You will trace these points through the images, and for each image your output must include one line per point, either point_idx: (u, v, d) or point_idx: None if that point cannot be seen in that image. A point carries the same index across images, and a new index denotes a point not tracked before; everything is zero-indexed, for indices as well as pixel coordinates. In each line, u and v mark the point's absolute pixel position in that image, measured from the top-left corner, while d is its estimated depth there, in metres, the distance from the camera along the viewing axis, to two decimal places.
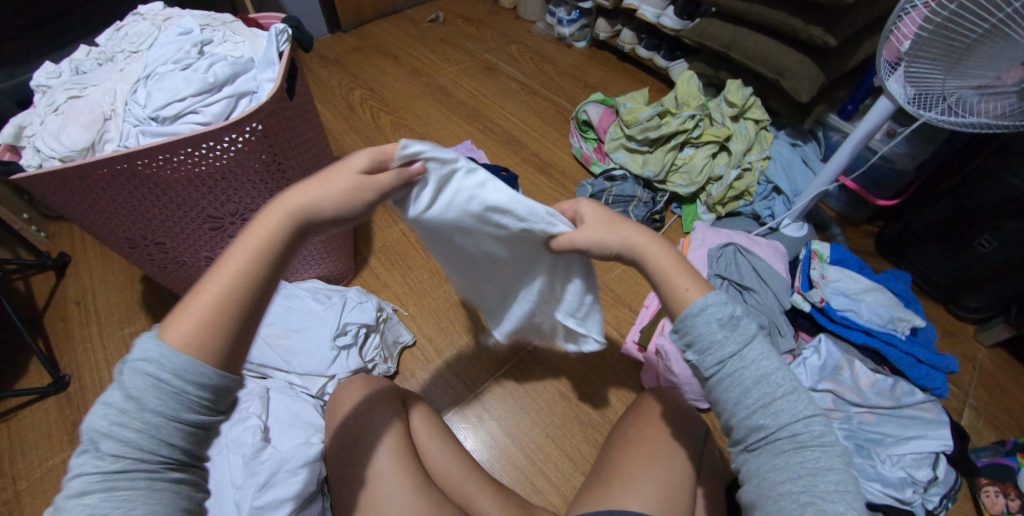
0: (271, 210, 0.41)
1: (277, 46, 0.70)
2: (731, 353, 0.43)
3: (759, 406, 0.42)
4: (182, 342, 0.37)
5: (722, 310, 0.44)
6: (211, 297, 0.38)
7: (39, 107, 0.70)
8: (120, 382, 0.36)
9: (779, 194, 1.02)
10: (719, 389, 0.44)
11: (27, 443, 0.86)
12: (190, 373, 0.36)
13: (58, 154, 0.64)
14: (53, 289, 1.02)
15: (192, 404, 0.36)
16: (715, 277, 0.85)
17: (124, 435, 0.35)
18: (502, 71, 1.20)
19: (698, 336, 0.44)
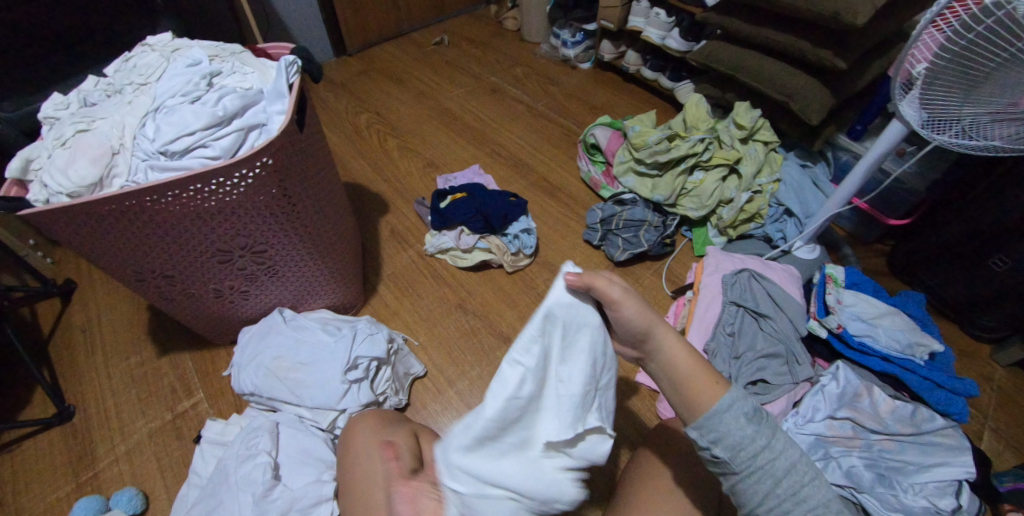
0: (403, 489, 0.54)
1: (287, 78, 0.68)
2: (762, 446, 0.46)
3: (788, 494, 0.45)
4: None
5: (748, 405, 0.48)
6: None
7: (47, 141, 0.69)
8: None
9: (791, 216, 1.01)
10: (747, 483, 0.46)
11: (32, 477, 0.85)
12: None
13: (65, 190, 0.63)
14: (59, 317, 1.01)
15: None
16: (730, 304, 0.85)
17: None
18: (508, 93, 1.19)
19: (727, 432, 0.47)
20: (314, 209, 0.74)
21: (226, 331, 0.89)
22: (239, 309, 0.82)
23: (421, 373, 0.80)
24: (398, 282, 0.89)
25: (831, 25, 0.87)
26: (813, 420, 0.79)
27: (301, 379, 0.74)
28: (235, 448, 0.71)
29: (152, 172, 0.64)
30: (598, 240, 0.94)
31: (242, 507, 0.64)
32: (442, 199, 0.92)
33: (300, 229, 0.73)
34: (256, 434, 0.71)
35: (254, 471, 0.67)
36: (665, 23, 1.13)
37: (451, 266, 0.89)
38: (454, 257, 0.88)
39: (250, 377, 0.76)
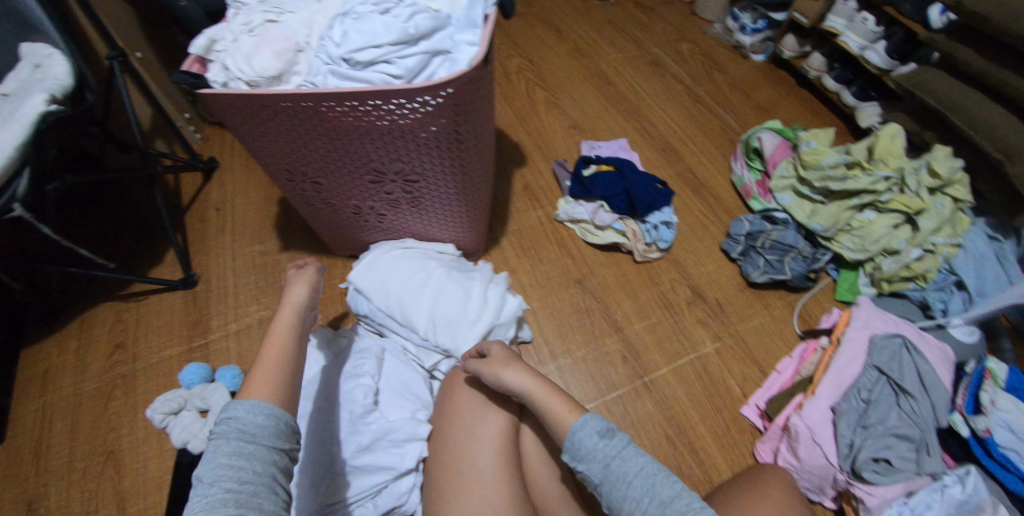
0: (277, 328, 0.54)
1: (484, 8, 0.63)
2: (614, 456, 0.45)
3: (644, 496, 0.42)
4: (261, 391, 0.46)
5: (600, 423, 0.48)
6: (271, 367, 0.49)
7: (233, 23, 0.68)
8: (223, 425, 0.42)
9: (961, 289, 0.88)
10: (608, 494, 0.44)
11: (158, 327, 0.96)
12: (258, 406, 0.43)
13: (247, 77, 0.63)
14: (199, 189, 1.08)
15: (268, 430, 0.42)
16: (871, 367, 0.76)
17: (236, 463, 0.39)
18: (669, 70, 1.10)
19: (584, 449, 0.47)
20: (474, 159, 0.69)
21: (346, 245, 0.90)
22: (368, 229, 0.83)
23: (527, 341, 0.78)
24: (521, 240, 0.86)
25: None
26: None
27: (420, 306, 0.72)
28: (339, 362, 0.72)
29: (334, 79, 0.62)
30: (736, 253, 0.87)
31: (335, 421, 0.64)
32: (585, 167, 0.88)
33: (455, 168, 0.69)
34: (362, 356, 0.71)
35: (355, 390, 0.66)
36: (871, 32, 1.00)
37: (577, 238, 0.87)
38: (585, 231, 0.85)
39: (368, 286, 0.76)
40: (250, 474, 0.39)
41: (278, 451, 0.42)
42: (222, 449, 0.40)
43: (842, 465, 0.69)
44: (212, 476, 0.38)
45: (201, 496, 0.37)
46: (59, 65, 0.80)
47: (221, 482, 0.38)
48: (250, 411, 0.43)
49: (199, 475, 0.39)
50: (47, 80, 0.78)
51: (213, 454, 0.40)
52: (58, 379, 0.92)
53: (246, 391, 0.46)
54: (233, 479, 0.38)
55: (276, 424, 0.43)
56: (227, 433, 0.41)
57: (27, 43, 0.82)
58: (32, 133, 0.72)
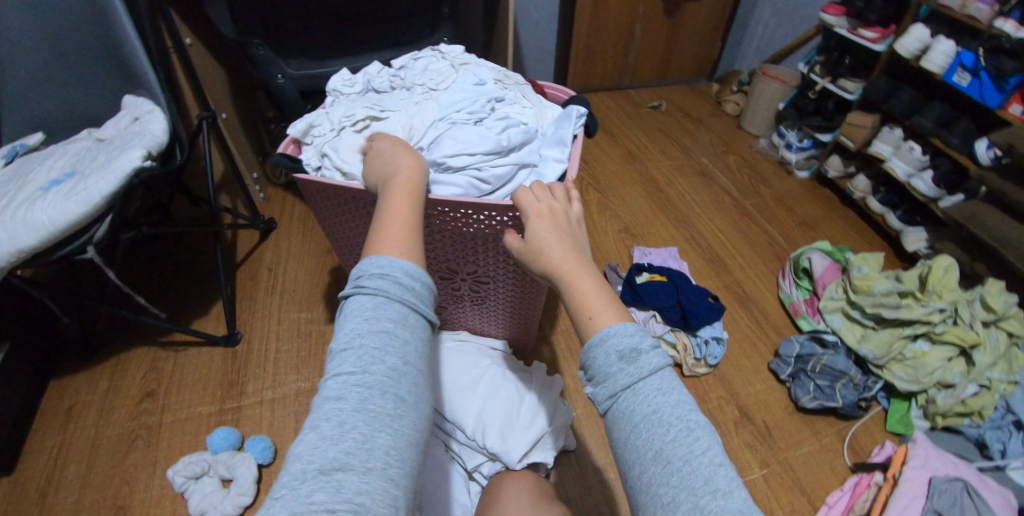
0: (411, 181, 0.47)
1: (572, 129, 0.67)
2: (625, 387, 0.37)
3: (649, 447, 0.35)
4: (398, 253, 0.39)
5: (626, 340, 0.37)
6: (403, 224, 0.42)
7: (331, 113, 0.73)
8: (372, 282, 0.37)
9: (1021, 431, 0.84)
10: (612, 428, 0.38)
11: (193, 382, 0.95)
12: (413, 271, 0.39)
13: (343, 169, 0.66)
14: (253, 248, 1.11)
15: (423, 297, 0.39)
16: (931, 512, 0.70)
17: (393, 335, 0.36)
18: (717, 180, 1.14)
19: (597, 367, 0.38)
20: None
21: None
22: None
23: (572, 449, 0.77)
24: (569, 343, 0.89)
25: None
26: None
27: (470, 403, 0.72)
28: None
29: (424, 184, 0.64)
30: (786, 375, 0.86)
31: None
32: (637, 274, 0.89)
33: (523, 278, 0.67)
34: None
35: None
36: (919, 161, 1.04)
37: None
38: None
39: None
40: (410, 351, 0.36)
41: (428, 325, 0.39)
42: (381, 315, 0.36)
43: None
44: (364, 342, 0.35)
45: (358, 366, 0.34)
46: (157, 121, 0.85)
47: (378, 355, 0.35)
48: (409, 277, 0.38)
49: (349, 341, 0.36)
50: (145, 135, 0.83)
51: (366, 318, 0.36)
52: (83, 418, 0.91)
53: (380, 245, 0.40)
54: (394, 355, 0.35)
55: (427, 289, 0.40)
56: (388, 294, 0.37)
57: (131, 96, 0.90)
58: (122, 186, 0.76)
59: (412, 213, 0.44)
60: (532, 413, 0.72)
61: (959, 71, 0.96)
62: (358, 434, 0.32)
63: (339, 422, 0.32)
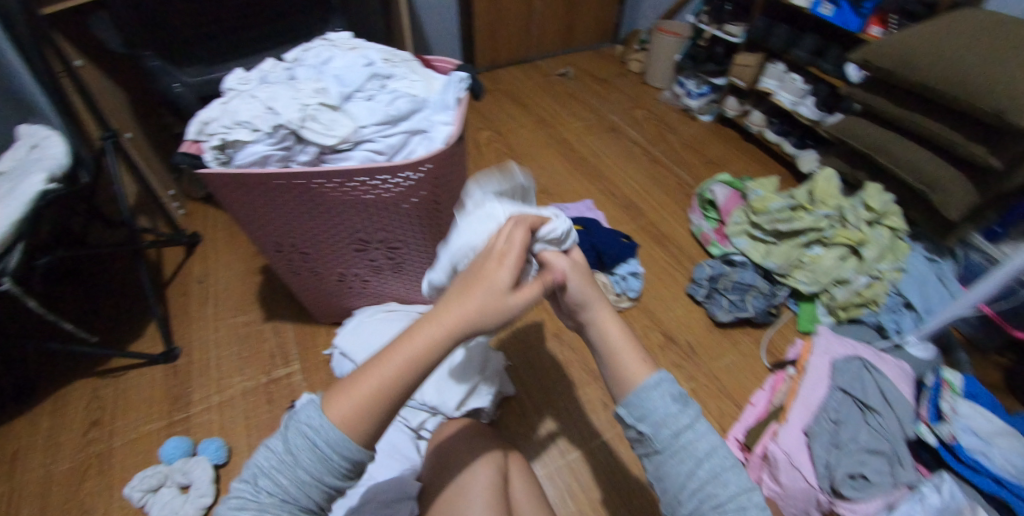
0: (422, 326, 0.40)
1: (456, 92, 0.72)
2: (685, 425, 0.41)
3: (710, 477, 0.38)
4: (339, 423, 0.38)
5: (675, 385, 0.43)
6: (370, 389, 0.39)
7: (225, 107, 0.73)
8: (292, 424, 0.39)
9: (909, 309, 0.95)
10: (666, 464, 0.40)
11: (136, 404, 0.95)
12: (338, 446, 0.37)
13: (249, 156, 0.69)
14: (180, 264, 1.11)
15: (337, 469, 0.38)
16: (836, 389, 0.80)
17: (282, 479, 0.37)
18: (626, 134, 1.21)
19: (651, 409, 0.42)
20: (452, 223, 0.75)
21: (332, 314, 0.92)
22: (353, 296, 0.86)
23: (512, 393, 0.85)
24: None
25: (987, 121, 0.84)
26: None
27: None
28: None
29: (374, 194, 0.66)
30: (701, 296, 0.93)
31: None
32: None
33: (433, 234, 0.74)
34: None
35: None
36: (800, 89, 1.14)
37: None
38: None
39: (355, 348, 0.79)
40: (297, 500, 0.38)
41: (331, 486, 0.39)
42: (282, 465, 0.38)
43: (822, 485, 0.72)
44: (267, 485, 0.38)
45: (249, 497, 0.38)
46: (57, 145, 0.84)
47: (272, 499, 0.37)
48: (323, 445, 0.37)
49: (253, 469, 0.39)
50: (44, 160, 0.81)
51: (277, 461, 0.38)
52: (23, 460, 0.89)
53: (334, 400, 0.39)
54: (278, 498, 0.37)
55: (348, 463, 0.38)
56: (299, 454, 0.38)
57: (23, 124, 0.87)
58: (29, 210, 0.75)
59: (399, 379, 0.39)
60: (463, 366, 0.76)
61: (823, 3, 1.06)
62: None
63: None
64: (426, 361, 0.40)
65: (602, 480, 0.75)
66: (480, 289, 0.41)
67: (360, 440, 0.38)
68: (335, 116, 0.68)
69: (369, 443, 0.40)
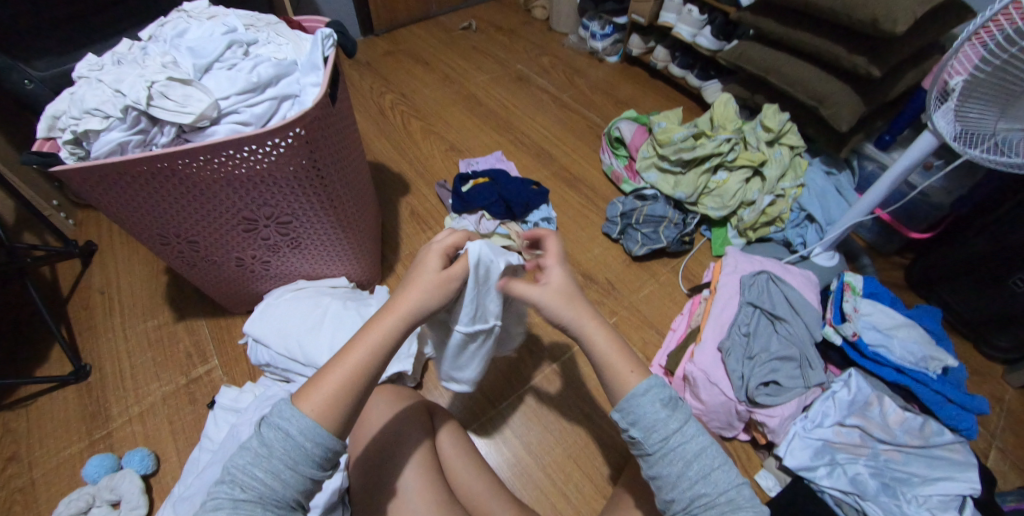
0: (386, 318, 0.47)
1: (322, 51, 0.70)
2: (674, 430, 0.45)
3: (700, 478, 0.43)
4: (314, 413, 0.43)
5: (664, 391, 0.46)
6: (338, 381, 0.45)
7: (74, 95, 0.64)
8: (264, 424, 0.42)
9: (812, 222, 0.98)
10: (661, 464, 0.44)
11: (47, 431, 0.86)
12: (312, 433, 0.41)
13: (115, 138, 0.62)
14: (78, 278, 1.03)
15: (312, 459, 0.41)
16: (747, 305, 0.84)
17: (259, 473, 0.40)
18: (533, 82, 1.24)
19: (643, 415, 0.45)
20: (342, 186, 0.75)
21: (243, 302, 0.90)
22: (258, 279, 0.84)
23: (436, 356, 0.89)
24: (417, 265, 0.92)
25: (864, 30, 0.86)
26: (821, 425, 0.76)
27: (320, 343, 0.74)
28: (247, 415, 0.68)
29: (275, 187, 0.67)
30: (616, 233, 0.95)
31: None
32: (464, 184, 0.94)
33: (324, 203, 0.74)
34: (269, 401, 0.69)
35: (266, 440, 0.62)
36: (697, 20, 1.13)
37: None
38: None
39: (269, 333, 0.76)
40: (279, 492, 0.40)
41: (309, 478, 0.41)
42: (259, 462, 0.40)
43: (739, 397, 0.76)
44: (243, 480, 0.40)
45: (228, 498, 0.39)
46: None
47: (248, 495, 0.39)
48: (300, 433, 0.41)
49: (227, 472, 0.40)
50: None
51: (252, 457, 0.40)
52: None
53: (305, 396, 0.44)
54: (259, 493, 0.39)
55: (321, 452, 0.42)
56: (273, 446, 0.41)
57: None
58: None
59: (366, 366, 0.46)
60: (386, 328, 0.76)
61: None
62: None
63: None
64: (386, 346, 0.47)
65: (534, 425, 0.82)
66: (425, 274, 0.50)
67: (333, 425, 0.43)
68: (189, 90, 0.63)
69: (340, 432, 0.44)
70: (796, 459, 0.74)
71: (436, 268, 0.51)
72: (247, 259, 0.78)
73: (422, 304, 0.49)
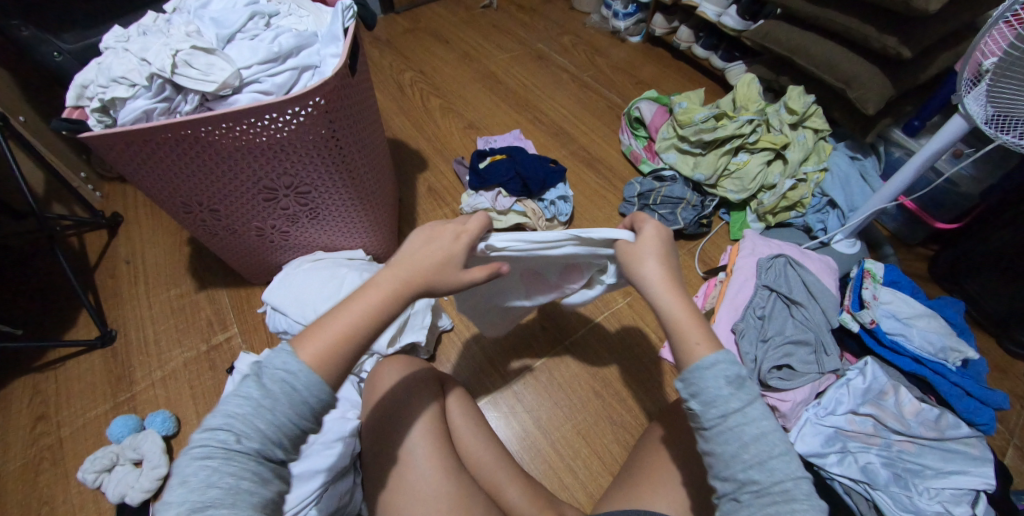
0: (386, 277, 0.47)
1: (343, 22, 0.70)
2: (735, 410, 0.43)
3: (755, 463, 0.42)
4: (310, 365, 0.43)
5: (731, 368, 0.44)
6: (335, 335, 0.45)
7: (101, 64, 0.65)
8: (261, 376, 0.42)
9: (835, 208, 0.96)
10: (715, 442, 0.43)
11: (74, 392, 0.89)
12: (315, 388, 0.42)
13: (140, 106, 0.63)
14: (105, 247, 1.07)
15: (309, 412, 0.43)
16: (763, 288, 0.83)
17: (258, 422, 0.40)
18: (552, 61, 1.22)
19: (705, 388, 0.44)
20: (359, 157, 0.76)
21: (262, 271, 0.92)
22: (277, 249, 0.86)
23: (450, 328, 0.91)
24: None
25: (898, 10, 0.83)
26: (833, 412, 0.75)
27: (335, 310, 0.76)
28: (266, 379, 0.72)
29: (295, 156, 0.68)
30: (633, 214, 0.94)
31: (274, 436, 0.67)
32: (481, 160, 0.94)
33: (341, 173, 0.75)
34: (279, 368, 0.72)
35: None
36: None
37: None
38: (489, 217, 0.90)
39: (287, 301, 0.78)
40: (271, 444, 0.41)
41: (301, 430, 0.43)
42: (259, 411, 0.41)
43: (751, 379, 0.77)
44: (241, 430, 0.40)
45: (221, 445, 0.39)
46: None
47: (244, 445, 0.40)
48: (302, 388, 0.42)
49: (221, 418, 0.41)
50: None
51: (251, 406, 0.41)
52: None
53: (300, 346, 0.44)
54: (255, 444, 0.40)
55: (320, 406, 0.43)
56: (274, 397, 0.41)
57: None
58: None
59: (363, 326, 0.46)
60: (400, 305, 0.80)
61: None
62: (212, 495, 0.38)
63: (202, 479, 0.38)
64: (382, 310, 0.47)
65: (544, 400, 0.83)
66: (440, 252, 0.49)
67: (327, 380, 0.44)
68: (212, 58, 0.64)
69: (335, 387, 0.45)
70: (808, 445, 0.73)
71: (451, 251, 0.49)
72: (267, 228, 0.80)
73: (428, 276, 0.48)
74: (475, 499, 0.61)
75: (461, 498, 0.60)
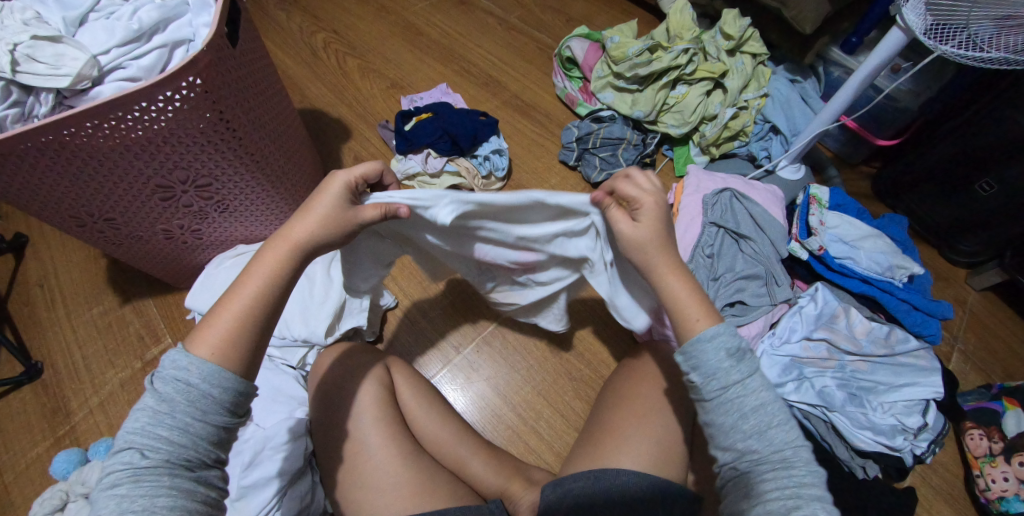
0: (275, 246, 0.44)
1: None
2: (735, 381, 0.43)
3: (754, 433, 0.42)
4: (209, 355, 0.40)
5: (731, 339, 0.44)
6: (231, 317, 0.42)
7: None
8: (155, 388, 0.38)
9: (777, 133, 0.94)
10: (717, 411, 0.44)
11: (8, 434, 0.83)
12: (216, 379, 0.39)
13: None
14: (14, 272, 0.97)
15: (220, 407, 0.39)
16: (710, 225, 0.81)
17: (161, 432, 0.37)
18: (477, 5, 1.13)
19: (706, 361, 0.44)
20: (259, 137, 0.69)
21: (185, 274, 0.86)
22: (193, 248, 0.79)
23: (395, 306, 0.86)
24: None
25: None
26: (788, 341, 0.75)
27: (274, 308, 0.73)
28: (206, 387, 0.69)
29: (184, 146, 0.61)
30: (573, 160, 0.90)
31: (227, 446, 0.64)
32: (406, 122, 0.88)
33: (242, 157, 0.68)
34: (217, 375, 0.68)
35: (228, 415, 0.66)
36: None
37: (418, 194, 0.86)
38: (421, 182, 0.84)
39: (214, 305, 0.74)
40: (183, 449, 0.37)
41: (217, 429, 0.39)
42: (161, 420, 0.37)
43: None
44: (145, 444, 0.37)
45: (125, 467, 0.36)
46: None
47: (153, 459, 0.36)
48: (204, 381, 0.38)
49: (125, 438, 0.37)
50: None
51: (151, 416, 0.37)
52: None
53: (196, 340, 0.41)
54: (164, 454, 0.37)
55: (229, 396, 0.39)
56: (173, 401, 0.38)
57: None
58: None
59: (262, 299, 0.43)
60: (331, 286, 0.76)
61: None
62: None
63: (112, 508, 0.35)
64: (277, 284, 0.44)
65: (502, 367, 0.82)
66: (322, 199, 0.45)
67: (235, 366, 0.41)
68: (60, 48, 0.55)
69: (246, 372, 0.41)
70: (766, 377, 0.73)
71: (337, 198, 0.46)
72: (175, 228, 0.73)
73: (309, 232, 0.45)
74: (436, 480, 0.59)
75: (419, 484, 0.58)
